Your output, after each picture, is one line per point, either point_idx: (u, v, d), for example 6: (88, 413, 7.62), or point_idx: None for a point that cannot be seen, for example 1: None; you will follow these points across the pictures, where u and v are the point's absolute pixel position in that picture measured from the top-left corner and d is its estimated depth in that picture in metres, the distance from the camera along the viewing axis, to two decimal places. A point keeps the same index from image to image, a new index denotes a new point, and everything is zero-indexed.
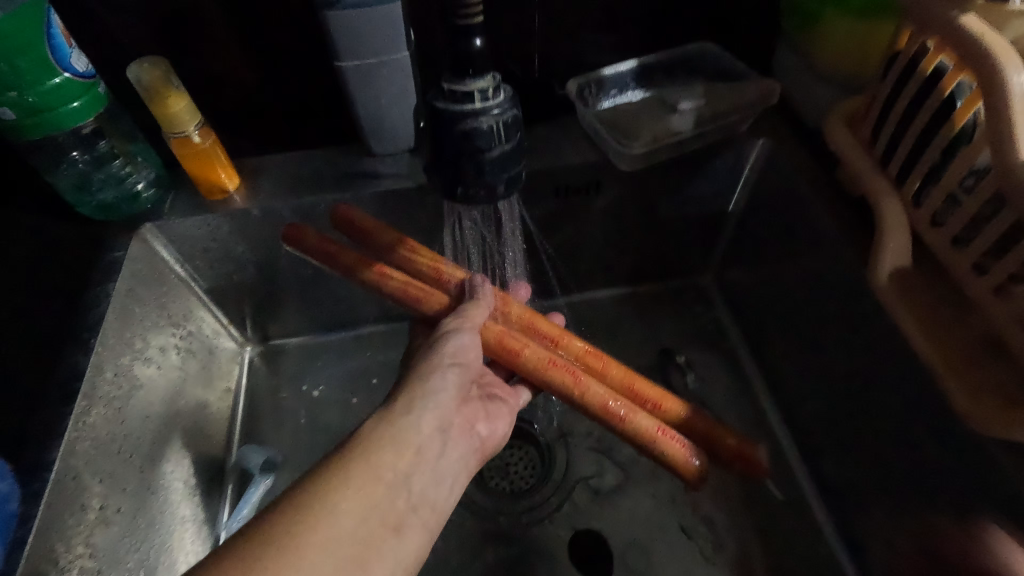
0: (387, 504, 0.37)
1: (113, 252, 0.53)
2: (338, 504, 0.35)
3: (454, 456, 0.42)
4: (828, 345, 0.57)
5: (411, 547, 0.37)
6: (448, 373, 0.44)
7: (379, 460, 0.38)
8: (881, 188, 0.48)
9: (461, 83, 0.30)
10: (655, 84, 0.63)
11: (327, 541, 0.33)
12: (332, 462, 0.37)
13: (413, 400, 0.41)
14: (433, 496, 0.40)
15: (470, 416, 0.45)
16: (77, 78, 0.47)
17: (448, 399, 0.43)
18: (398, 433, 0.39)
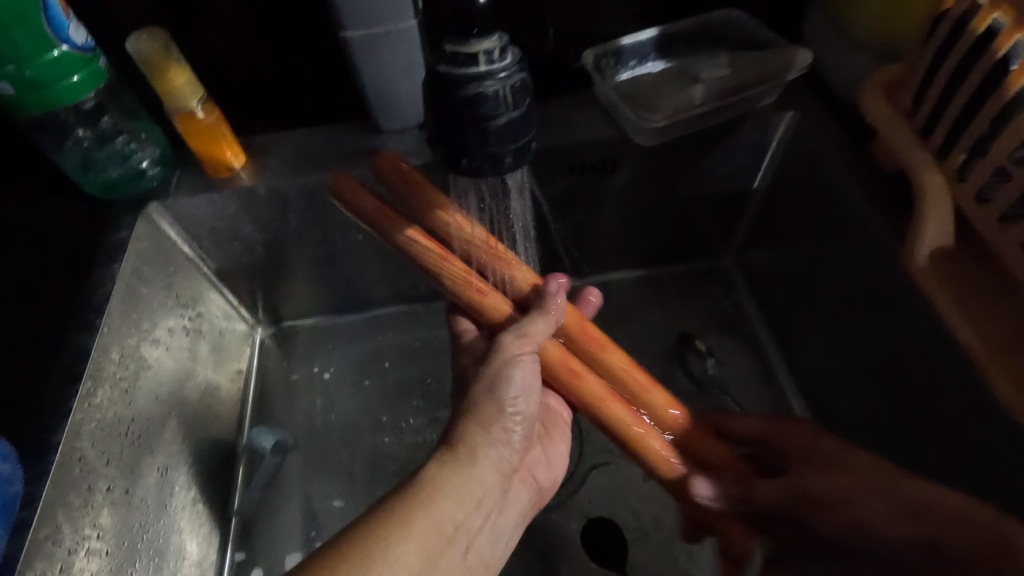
0: (445, 559, 0.36)
1: (120, 231, 0.52)
2: (401, 556, 0.34)
3: (511, 508, 0.43)
4: (858, 330, 0.54)
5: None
6: (516, 425, 0.42)
7: (441, 511, 0.37)
8: (920, 162, 0.45)
9: (464, 44, 0.28)
10: (677, 54, 0.59)
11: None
12: (396, 505, 0.36)
13: (475, 451, 0.40)
14: (488, 552, 0.40)
15: (530, 466, 0.46)
16: (76, 51, 0.46)
17: (514, 449, 0.42)
18: (461, 483, 0.39)
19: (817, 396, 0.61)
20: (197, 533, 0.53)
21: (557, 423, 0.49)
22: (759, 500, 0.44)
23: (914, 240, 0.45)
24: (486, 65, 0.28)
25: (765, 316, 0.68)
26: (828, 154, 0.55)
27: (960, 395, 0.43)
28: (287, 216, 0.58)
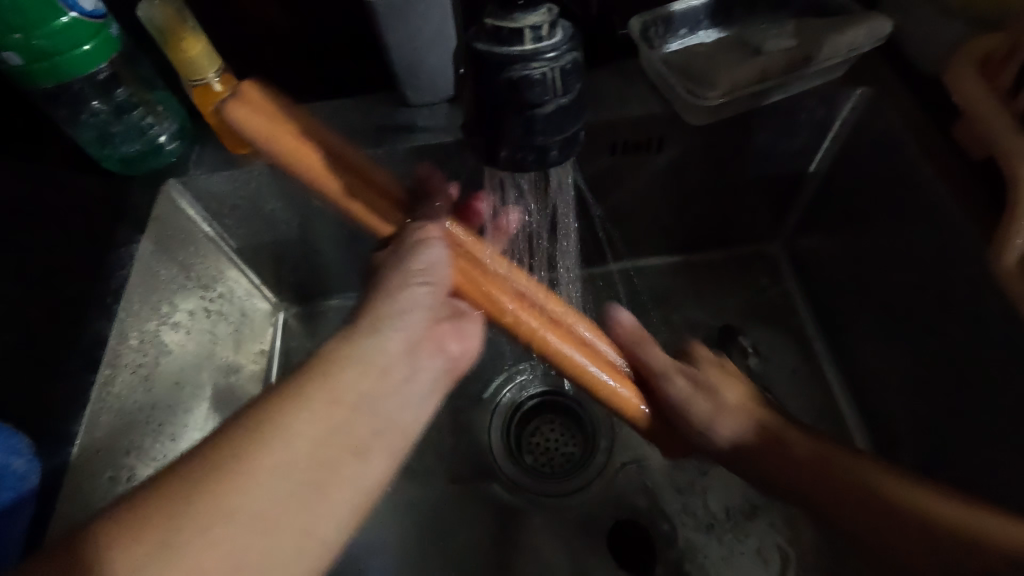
0: (346, 427, 0.33)
1: (137, 210, 0.50)
2: (296, 425, 0.31)
3: (423, 379, 0.38)
4: (927, 332, 0.49)
5: (373, 474, 0.33)
6: (417, 296, 0.38)
7: (340, 380, 0.34)
8: (1019, 151, 0.40)
9: (508, 17, 0.24)
10: (734, 21, 0.54)
11: (281, 465, 0.30)
12: (287, 381, 0.33)
13: (379, 321, 0.37)
14: (397, 419, 0.35)
15: (441, 337, 0.40)
16: (86, 18, 0.43)
17: (418, 320, 0.38)
18: (359, 351, 0.35)
19: (869, 398, 0.57)
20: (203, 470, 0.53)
21: (472, 314, 0.43)
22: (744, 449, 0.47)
23: (1003, 241, 0.40)
24: (533, 43, 0.24)
25: (815, 309, 0.64)
26: (904, 138, 0.49)
27: None
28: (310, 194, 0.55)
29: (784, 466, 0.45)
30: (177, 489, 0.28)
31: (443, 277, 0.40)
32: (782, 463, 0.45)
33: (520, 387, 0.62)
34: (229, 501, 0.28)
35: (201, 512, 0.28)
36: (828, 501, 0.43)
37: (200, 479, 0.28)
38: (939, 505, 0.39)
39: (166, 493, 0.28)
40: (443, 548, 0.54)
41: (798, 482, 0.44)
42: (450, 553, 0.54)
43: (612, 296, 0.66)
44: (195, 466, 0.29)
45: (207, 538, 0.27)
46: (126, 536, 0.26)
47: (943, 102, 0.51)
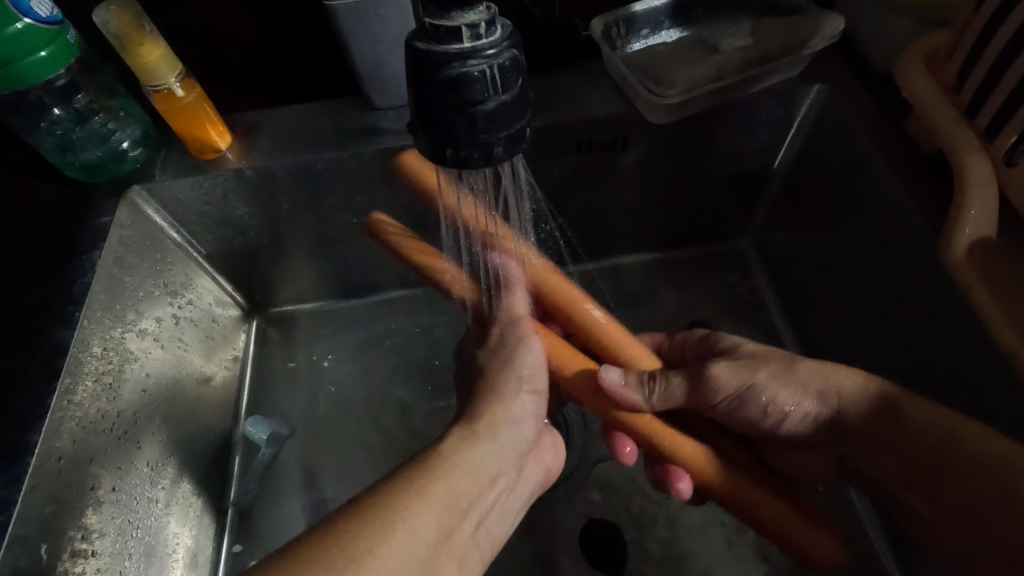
0: (459, 530, 0.34)
1: (101, 217, 0.49)
2: (423, 525, 0.31)
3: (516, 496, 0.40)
4: (887, 322, 0.50)
5: (468, 574, 0.35)
6: (528, 411, 0.40)
7: (463, 487, 0.34)
8: (963, 143, 0.41)
9: (445, 16, 0.24)
10: (694, 21, 0.55)
11: (408, 566, 0.30)
12: (410, 475, 0.33)
13: (498, 427, 0.38)
14: (493, 530, 0.38)
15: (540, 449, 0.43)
16: (41, 24, 0.43)
17: (529, 430, 0.40)
18: (481, 457, 0.36)
19: None
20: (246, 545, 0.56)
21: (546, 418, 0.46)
22: (843, 428, 0.44)
23: (952, 230, 0.41)
24: (471, 41, 0.24)
25: (783, 303, 0.65)
26: (859, 133, 0.50)
27: (1000, 402, 0.40)
28: (279, 199, 0.55)
29: (900, 434, 0.41)
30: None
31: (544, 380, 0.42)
32: (894, 425, 0.41)
33: None
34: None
35: None
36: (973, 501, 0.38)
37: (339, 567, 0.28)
38: None
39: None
40: None
41: (884, 445, 0.42)
42: None
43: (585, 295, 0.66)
44: (331, 556, 0.28)
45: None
46: None
47: (895, 97, 0.52)
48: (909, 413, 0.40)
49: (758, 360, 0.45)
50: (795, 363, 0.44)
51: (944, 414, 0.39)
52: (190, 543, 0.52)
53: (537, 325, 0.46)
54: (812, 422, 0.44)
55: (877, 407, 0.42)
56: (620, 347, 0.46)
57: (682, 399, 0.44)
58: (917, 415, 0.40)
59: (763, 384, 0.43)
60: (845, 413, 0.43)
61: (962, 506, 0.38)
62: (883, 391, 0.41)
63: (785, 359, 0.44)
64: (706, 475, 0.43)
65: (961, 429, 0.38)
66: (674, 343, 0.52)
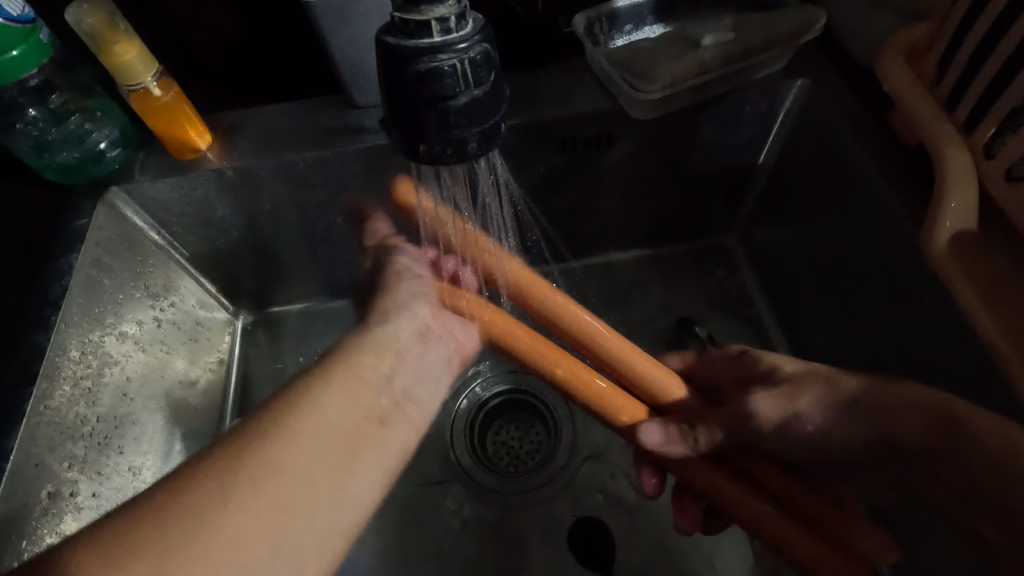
0: (371, 400, 0.34)
1: (78, 218, 0.48)
2: (327, 397, 0.33)
3: (436, 352, 0.40)
4: (873, 316, 0.50)
5: (398, 437, 0.35)
6: (416, 300, 0.41)
7: (360, 361, 0.36)
8: (944, 136, 0.41)
9: (414, 10, 0.24)
10: (677, 16, 0.54)
11: (316, 433, 0.31)
12: (312, 368, 0.35)
13: (389, 312, 0.40)
14: (416, 390, 0.38)
15: (450, 325, 0.42)
16: (11, 23, 0.42)
17: (422, 309, 0.41)
18: (378, 339, 0.38)
19: None
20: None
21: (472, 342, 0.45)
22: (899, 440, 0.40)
23: (932, 222, 0.41)
24: (441, 36, 0.24)
25: (770, 298, 0.65)
26: (842, 127, 0.50)
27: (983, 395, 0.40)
28: (260, 198, 0.54)
29: (959, 454, 0.36)
30: (230, 452, 0.29)
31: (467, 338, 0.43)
32: (954, 448, 0.37)
33: (481, 392, 0.61)
34: (270, 459, 0.29)
35: (248, 464, 0.29)
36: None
37: (245, 442, 0.30)
38: None
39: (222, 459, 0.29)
40: (408, 550, 0.54)
41: (942, 466, 0.38)
42: (415, 556, 0.54)
43: (573, 293, 0.66)
44: (237, 436, 0.30)
45: (257, 492, 0.28)
46: (184, 488, 0.27)
47: (878, 92, 0.52)
48: (973, 428, 0.35)
49: (796, 384, 0.43)
50: (840, 381, 0.42)
51: (1015, 429, 0.34)
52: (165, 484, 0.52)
53: (555, 353, 0.44)
54: (861, 440, 0.42)
55: (936, 423, 0.37)
56: (650, 378, 0.46)
57: (726, 437, 0.44)
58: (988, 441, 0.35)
59: (806, 411, 0.42)
60: (894, 427, 0.40)
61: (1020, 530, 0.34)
62: (948, 408, 0.37)
63: (824, 376, 0.43)
64: (754, 516, 0.43)
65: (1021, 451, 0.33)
66: (707, 363, 0.52)
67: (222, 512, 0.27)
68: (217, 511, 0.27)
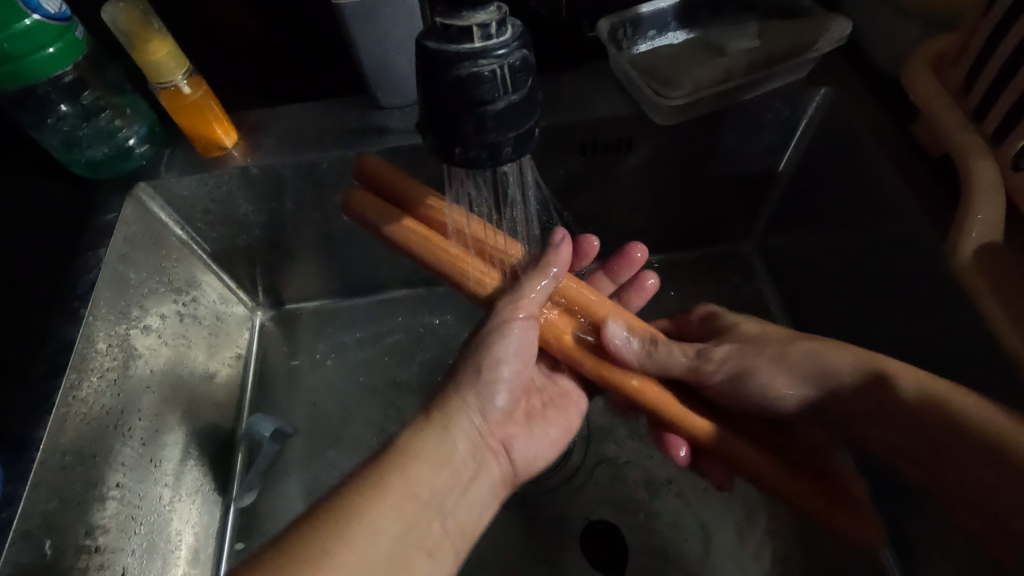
0: (423, 525, 0.35)
1: (106, 214, 0.49)
2: (379, 520, 0.32)
3: (485, 480, 0.41)
4: (891, 326, 0.50)
5: (441, 572, 0.35)
6: (495, 390, 0.42)
7: (418, 476, 0.36)
8: (970, 148, 0.41)
9: (456, 15, 0.24)
10: (700, 23, 0.55)
11: (365, 559, 0.31)
12: (365, 475, 0.35)
13: (449, 419, 0.40)
14: (463, 517, 0.38)
15: (505, 434, 0.44)
16: (50, 20, 0.43)
17: (495, 411, 0.43)
18: (434, 453, 0.38)
19: None
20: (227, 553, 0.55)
21: (564, 401, 0.50)
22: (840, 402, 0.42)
23: (959, 234, 0.41)
24: (481, 41, 0.24)
25: (786, 305, 0.65)
26: (865, 136, 0.50)
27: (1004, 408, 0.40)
28: (282, 197, 0.55)
29: (893, 412, 0.38)
30: None
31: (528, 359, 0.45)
32: (885, 405, 0.39)
33: None
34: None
35: None
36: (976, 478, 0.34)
37: (291, 569, 0.29)
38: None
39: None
40: None
41: (888, 426, 0.39)
42: None
43: None
44: (287, 558, 0.29)
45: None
46: None
47: (901, 101, 0.52)
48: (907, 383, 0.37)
49: (755, 345, 0.45)
50: (788, 348, 0.43)
51: (938, 382, 0.37)
52: (192, 541, 0.52)
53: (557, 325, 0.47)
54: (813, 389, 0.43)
55: (868, 382, 0.39)
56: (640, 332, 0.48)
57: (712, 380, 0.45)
58: (910, 381, 0.37)
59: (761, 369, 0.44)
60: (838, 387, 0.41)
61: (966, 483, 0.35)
62: (881, 372, 0.39)
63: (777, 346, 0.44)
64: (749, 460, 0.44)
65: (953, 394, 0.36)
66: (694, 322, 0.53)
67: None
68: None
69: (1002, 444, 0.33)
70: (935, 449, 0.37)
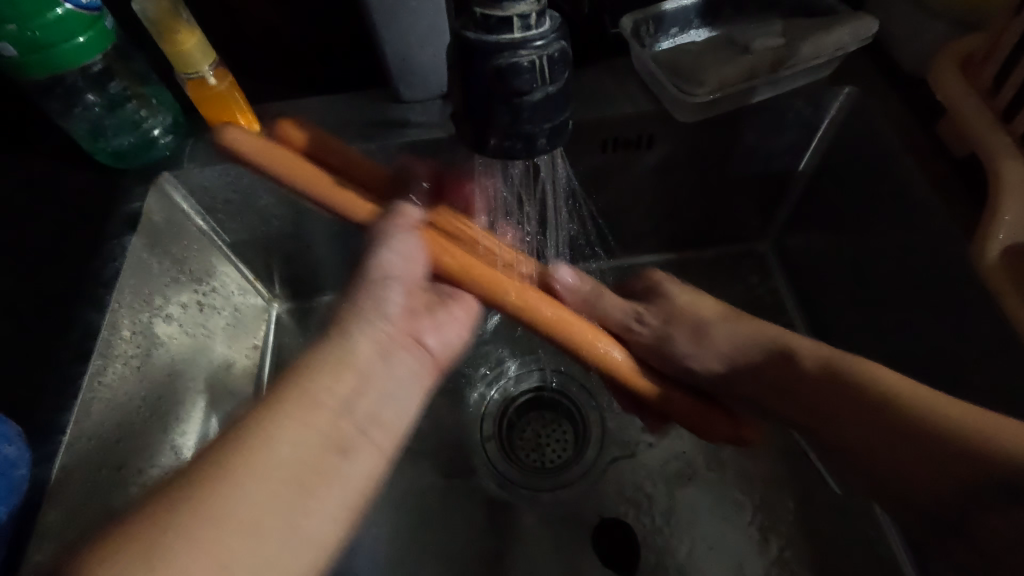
0: (327, 428, 0.32)
1: (131, 203, 0.50)
2: (276, 433, 0.30)
3: (404, 372, 0.37)
4: (912, 327, 0.50)
5: (362, 469, 0.33)
6: (390, 293, 0.37)
7: (315, 385, 0.33)
8: (1000, 149, 0.41)
9: (497, 6, 0.24)
10: (723, 21, 0.55)
11: (265, 473, 0.29)
12: (266, 392, 0.33)
13: (347, 326, 0.35)
14: (386, 415, 0.35)
15: (413, 330, 0.38)
16: (80, 10, 0.43)
17: (398, 312, 0.37)
18: (331, 359, 0.34)
19: None
20: None
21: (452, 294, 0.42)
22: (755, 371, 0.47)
23: (985, 235, 0.41)
24: (521, 32, 0.24)
25: (804, 306, 0.64)
26: (890, 138, 0.50)
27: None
28: None
29: (799, 384, 0.43)
30: (170, 514, 0.27)
31: (416, 273, 0.39)
32: (790, 374, 0.44)
33: (511, 385, 0.62)
34: (207, 508, 0.28)
35: (193, 522, 0.27)
36: (883, 441, 0.38)
37: (187, 494, 0.28)
38: (950, 404, 0.36)
39: (160, 501, 0.28)
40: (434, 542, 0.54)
41: (795, 393, 0.44)
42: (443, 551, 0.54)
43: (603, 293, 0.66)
44: (185, 481, 0.29)
45: (197, 547, 0.27)
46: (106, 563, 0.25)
47: (926, 102, 0.52)
48: (879, 379, 0.39)
49: (682, 321, 0.50)
50: (705, 330, 0.49)
51: (838, 353, 0.42)
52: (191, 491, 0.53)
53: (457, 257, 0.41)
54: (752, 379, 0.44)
55: (776, 358, 0.45)
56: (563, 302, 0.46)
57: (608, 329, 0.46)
58: (886, 380, 0.39)
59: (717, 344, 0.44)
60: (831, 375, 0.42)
61: (871, 450, 0.39)
62: (787, 348, 0.45)
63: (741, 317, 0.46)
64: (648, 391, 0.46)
65: (845, 361, 0.41)
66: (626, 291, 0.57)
67: (167, 565, 0.26)
68: (156, 565, 0.26)
69: (906, 403, 0.37)
70: (838, 411, 0.41)
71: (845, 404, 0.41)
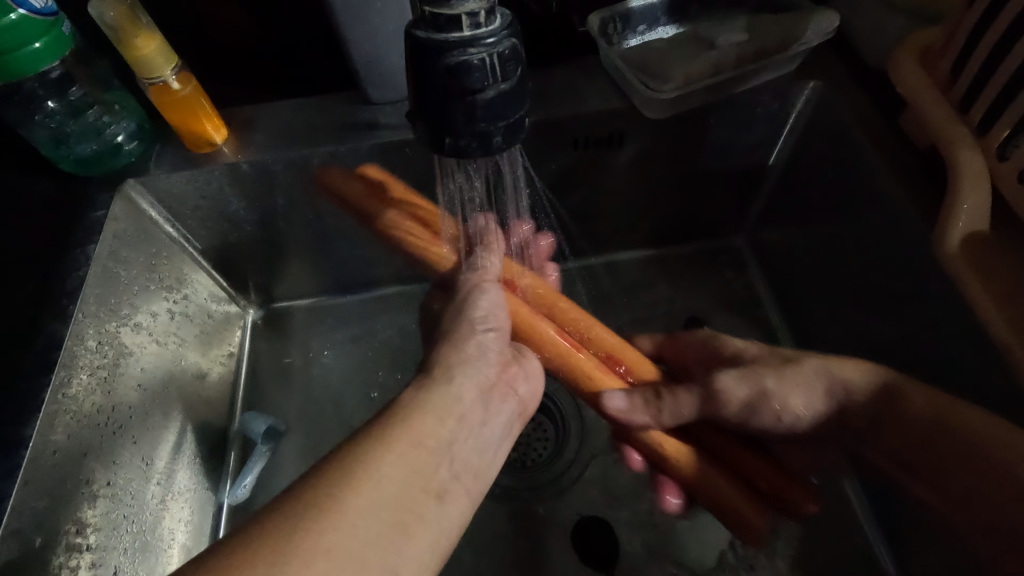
0: (430, 470, 0.31)
1: (95, 210, 0.49)
2: (386, 466, 0.29)
3: (496, 423, 0.36)
4: (882, 317, 0.51)
5: (453, 517, 0.31)
6: (484, 345, 0.39)
7: (424, 425, 0.32)
8: (957, 138, 0.42)
9: (445, 4, 0.24)
10: (690, 17, 0.55)
11: (373, 505, 0.28)
12: (373, 422, 0.32)
13: (451, 369, 0.36)
14: (476, 462, 0.34)
15: (506, 379, 0.38)
16: (35, 15, 0.42)
17: (490, 362, 0.38)
18: (437, 398, 0.34)
19: None
20: (191, 495, 0.53)
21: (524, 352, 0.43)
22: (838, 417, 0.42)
23: (945, 224, 0.41)
24: (470, 30, 0.24)
25: (779, 299, 0.65)
26: (855, 131, 0.50)
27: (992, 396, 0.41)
28: (274, 194, 0.55)
29: (898, 424, 0.39)
30: (278, 540, 0.26)
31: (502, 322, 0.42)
32: (886, 416, 0.39)
33: None
34: (320, 538, 0.26)
35: (299, 548, 0.25)
36: (988, 488, 0.35)
37: (295, 517, 0.26)
38: None
39: (272, 526, 0.26)
40: None
41: (892, 431, 0.39)
42: None
43: (580, 293, 0.66)
44: (294, 503, 0.27)
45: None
46: None
47: (889, 95, 0.52)
48: (981, 428, 0.36)
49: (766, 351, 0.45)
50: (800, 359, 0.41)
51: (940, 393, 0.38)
52: (186, 518, 0.52)
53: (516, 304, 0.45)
54: (821, 424, 0.42)
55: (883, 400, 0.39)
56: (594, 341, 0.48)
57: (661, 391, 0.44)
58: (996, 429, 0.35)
59: (774, 389, 0.41)
60: (898, 422, 0.39)
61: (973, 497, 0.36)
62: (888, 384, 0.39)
63: (795, 360, 0.41)
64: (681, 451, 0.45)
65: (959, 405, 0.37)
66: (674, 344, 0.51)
67: None
68: None
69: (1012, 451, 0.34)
70: (934, 454, 0.38)
71: (937, 447, 0.37)
